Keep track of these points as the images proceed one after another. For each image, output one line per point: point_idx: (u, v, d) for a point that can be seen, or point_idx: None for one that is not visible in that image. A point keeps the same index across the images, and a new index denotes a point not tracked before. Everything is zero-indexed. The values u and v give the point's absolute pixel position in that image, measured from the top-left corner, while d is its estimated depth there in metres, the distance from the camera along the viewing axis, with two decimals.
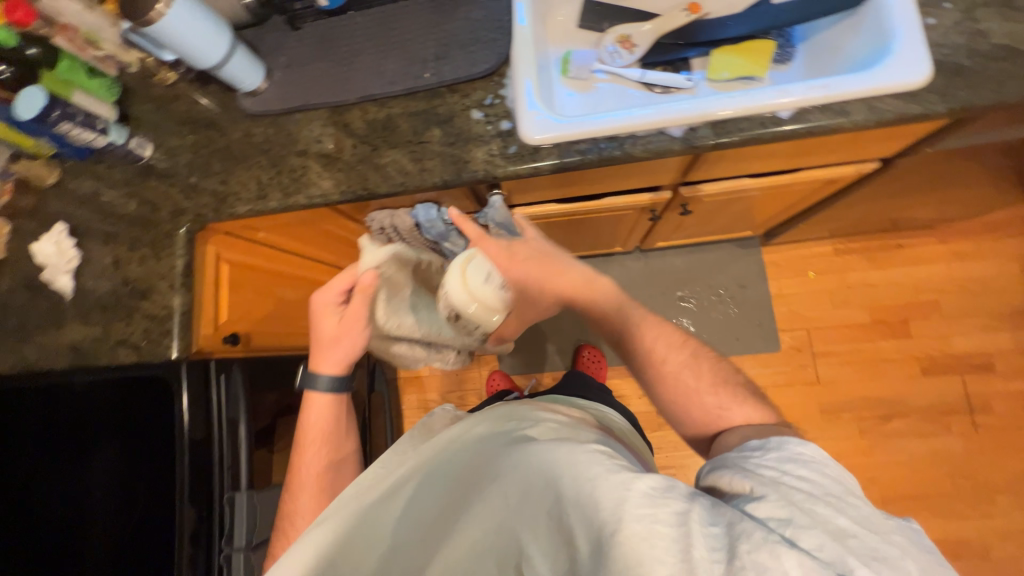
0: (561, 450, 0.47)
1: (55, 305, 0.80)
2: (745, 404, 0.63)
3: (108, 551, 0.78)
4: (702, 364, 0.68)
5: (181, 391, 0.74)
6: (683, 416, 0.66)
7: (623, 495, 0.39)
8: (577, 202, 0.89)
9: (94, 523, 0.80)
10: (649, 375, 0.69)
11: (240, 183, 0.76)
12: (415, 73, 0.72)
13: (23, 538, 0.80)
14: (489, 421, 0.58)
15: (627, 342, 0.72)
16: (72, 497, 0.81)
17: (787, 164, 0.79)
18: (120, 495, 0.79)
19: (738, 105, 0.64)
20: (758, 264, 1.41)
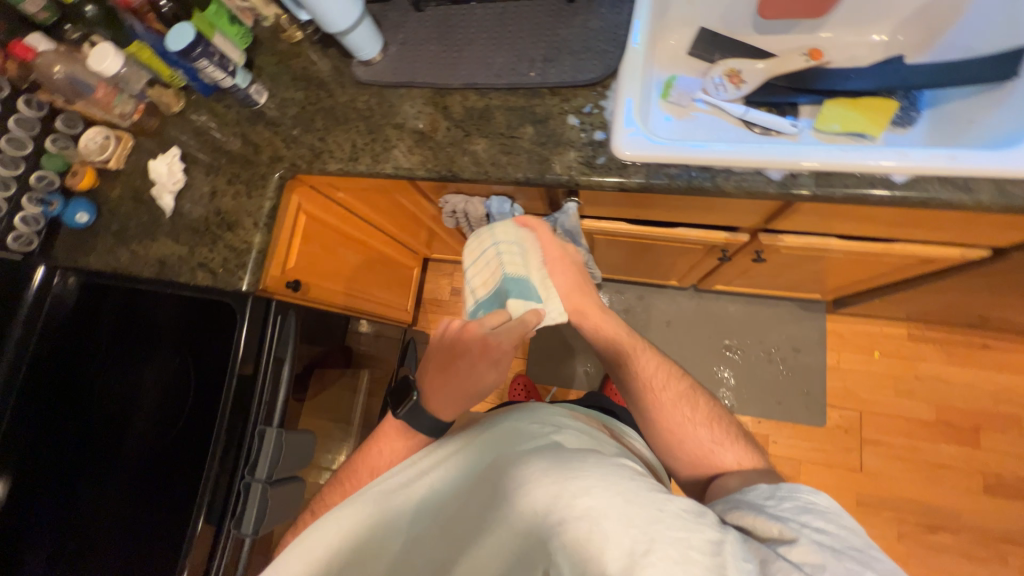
0: (590, 460, 0.46)
1: (154, 219, 0.88)
2: (740, 445, 0.59)
3: (139, 453, 0.82)
4: (699, 397, 0.64)
5: (244, 320, 0.80)
6: (676, 450, 0.61)
7: (654, 514, 0.40)
8: (647, 226, 0.87)
9: (133, 424, 0.84)
10: (645, 402, 0.64)
11: (336, 143, 0.81)
12: (521, 70, 0.74)
13: (75, 420, 0.86)
14: (517, 417, 0.56)
15: (626, 363, 0.67)
16: (122, 395, 0.86)
17: (884, 232, 0.74)
18: (165, 403, 0.84)
19: (849, 159, 0.60)
20: (819, 330, 1.33)
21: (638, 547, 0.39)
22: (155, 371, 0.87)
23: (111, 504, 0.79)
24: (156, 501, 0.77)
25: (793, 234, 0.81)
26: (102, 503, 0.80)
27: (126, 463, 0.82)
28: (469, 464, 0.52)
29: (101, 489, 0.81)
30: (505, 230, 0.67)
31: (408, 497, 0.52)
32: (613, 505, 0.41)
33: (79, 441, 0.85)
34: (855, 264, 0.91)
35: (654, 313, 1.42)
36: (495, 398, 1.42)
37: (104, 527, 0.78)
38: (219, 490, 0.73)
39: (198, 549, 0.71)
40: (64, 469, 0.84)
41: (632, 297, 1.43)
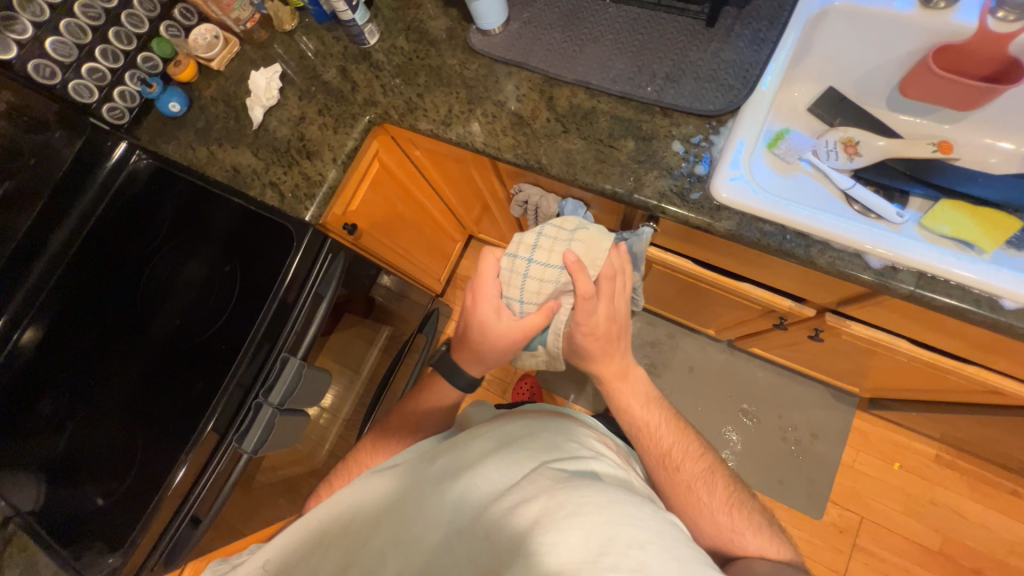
0: (641, 506, 0.41)
1: (240, 128, 0.89)
2: (761, 533, 0.57)
3: (158, 342, 0.82)
4: (718, 478, 0.61)
5: (299, 247, 0.81)
6: (692, 532, 0.60)
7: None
8: (712, 272, 0.84)
9: (159, 311, 0.84)
10: (659, 479, 0.62)
11: (432, 103, 0.80)
12: (638, 82, 0.72)
13: (106, 293, 0.86)
14: (556, 436, 0.52)
15: (642, 438, 0.64)
16: (160, 284, 0.86)
17: (963, 351, 0.70)
18: (196, 301, 0.84)
19: (960, 267, 0.57)
20: (843, 423, 1.28)
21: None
22: (199, 272, 0.86)
23: (128, 388, 0.79)
24: (171, 397, 0.78)
25: (863, 324, 0.77)
26: (119, 385, 0.80)
27: (147, 353, 0.81)
28: (499, 467, 0.46)
29: (120, 370, 0.81)
30: (539, 285, 0.62)
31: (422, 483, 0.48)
32: (670, 569, 0.35)
33: (108, 316, 0.84)
34: (913, 373, 0.86)
35: (680, 356, 1.38)
36: (500, 390, 1.42)
37: (118, 405, 0.78)
38: (231, 403, 0.74)
39: (199, 452, 0.72)
40: (85, 339, 0.83)
41: (662, 334, 1.40)
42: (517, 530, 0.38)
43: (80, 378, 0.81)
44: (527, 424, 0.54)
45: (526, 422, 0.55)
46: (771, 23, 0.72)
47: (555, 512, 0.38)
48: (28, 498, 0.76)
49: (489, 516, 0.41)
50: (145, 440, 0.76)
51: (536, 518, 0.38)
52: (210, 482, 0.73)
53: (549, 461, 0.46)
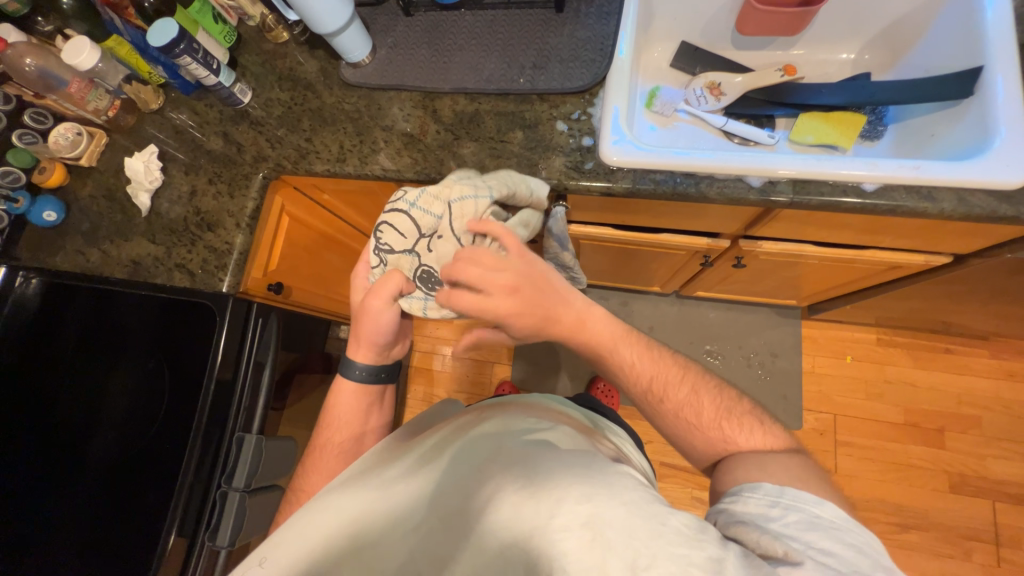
0: (594, 464, 0.45)
1: (130, 219, 0.84)
2: (753, 431, 0.55)
3: (100, 464, 0.76)
4: (704, 394, 0.59)
5: (223, 321, 0.77)
6: (691, 452, 0.59)
7: (656, 529, 0.39)
8: (633, 232, 0.89)
9: (93, 431, 0.78)
10: (648, 410, 0.61)
11: (322, 143, 0.80)
12: (511, 76, 0.75)
13: (23, 430, 0.78)
14: (516, 416, 0.54)
15: (625, 377, 0.62)
16: (81, 402, 0.80)
17: (855, 239, 0.78)
18: (129, 408, 0.79)
19: (821, 167, 0.63)
20: (794, 335, 1.37)
21: (641, 561, 0.38)
22: (124, 378, 0.80)
23: (75, 521, 0.73)
24: (126, 514, 0.73)
25: (772, 241, 0.84)
26: (64, 520, 0.74)
27: (90, 478, 0.75)
28: (461, 448, 0.50)
29: (64, 507, 0.74)
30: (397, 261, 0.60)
31: (397, 487, 0.49)
32: (617, 515, 0.40)
33: (31, 454, 0.77)
34: (829, 271, 0.95)
35: (638, 319, 1.44)
36: None
37: (70, 542, 0.72)
38: (192, 501, 0.70)
39: (170, 563, 0.68)
40: (5, 487, 0.75)
41: (616, 303, 1.46)
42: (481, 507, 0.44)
43: (11, 530, 0.73)
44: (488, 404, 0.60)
45: (489, 410, 0.57)
46: None
47: (511, 488, 0.44)
48: None
49: (462, 503, 0.46)
50: (110, 569, 0.71)
51: (496, 497, 0.44)
52: None
53: (507, 438, 0.50)
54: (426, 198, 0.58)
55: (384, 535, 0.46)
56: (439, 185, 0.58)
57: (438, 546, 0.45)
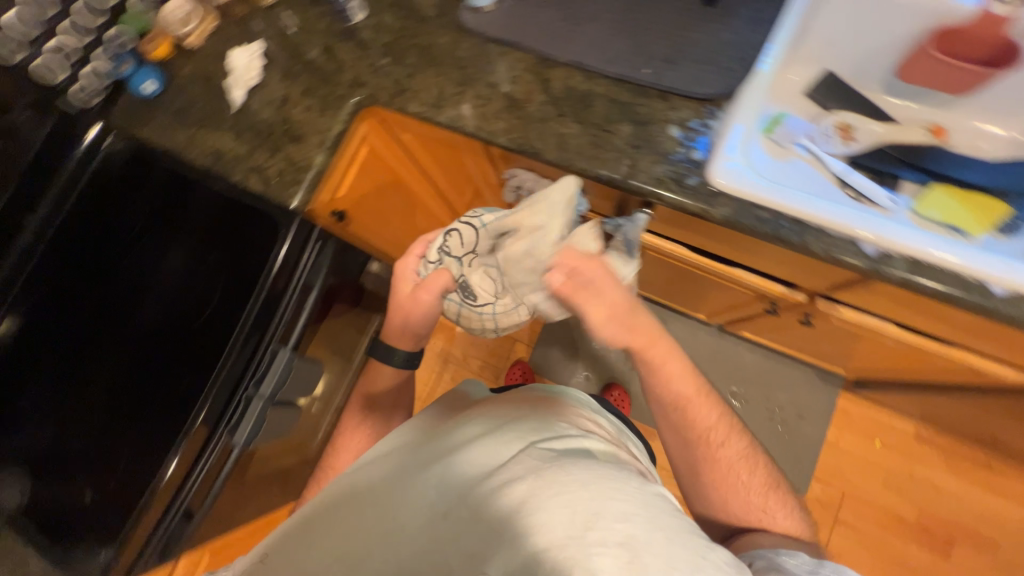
0: (628, 483, 0.47)
1: (220, 109, 0.85)
2: (790, 514, 0.61)
3: (145, 334, 0.81)
4: (756, 459, 0.64)
5: (287, 235, 0.78)
6: (721, 505, 0.63)
7: (696, 560, 0.41)
8: (706, 259, 0.84)
9: (144, 301, 0.82)
10: (699, 457, 0.64)
11: (422, 84, 0.77)
12: (635, 64, 0.70)
13: (92, 284, 0.85)
14: (545, 425, 0.56)
15: (689, 415, 0.63)
16: (140, 272, 0.84)
17: (949, 334, 0.71)
18: (181, 290, 0.82)
19: (954, 253, 0.58)
20: (827, 403, 1.31)
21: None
22: (182, 261, 0.84)
23: (115, 377, 0.79)
24: (157, 388, 0.77)
25: (853, 309, 0.78)
26: (108, 375, 0.79)
27: (134, 345, 0.80)
28: (489, 447, 0.53)
29: (108, 361, 0.80)
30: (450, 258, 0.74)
31: (425, 487, 0.52)
32: (654, 540, 0.42)
33: (94, 306, 0.84)
34: (898, 355, 0.88)
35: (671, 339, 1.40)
36: (493, 375, 1.43)
37: (105, 396, 0.78)
38: (221, 394, 0.73)
39: (190, 445, 0.72)
40: (75, 330, 0.83)
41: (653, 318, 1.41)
42: (511, 509, 0.45)
43: (68, 370, 0.81)
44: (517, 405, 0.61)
45: (515, 414, 0.59)
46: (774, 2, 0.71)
47: (544, 493, 0.45)
48: (14, 495, 0.77)
49: (487, 504, 0.46)
50: (133, 431, 0.76)
51: (525, 502, 0.45)
52: (200, 479, 0.73)
53: (536, 444, 0.52)
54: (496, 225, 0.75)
55: (409, 529, 0.49)
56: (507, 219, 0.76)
57: (466, 543, 0.45)
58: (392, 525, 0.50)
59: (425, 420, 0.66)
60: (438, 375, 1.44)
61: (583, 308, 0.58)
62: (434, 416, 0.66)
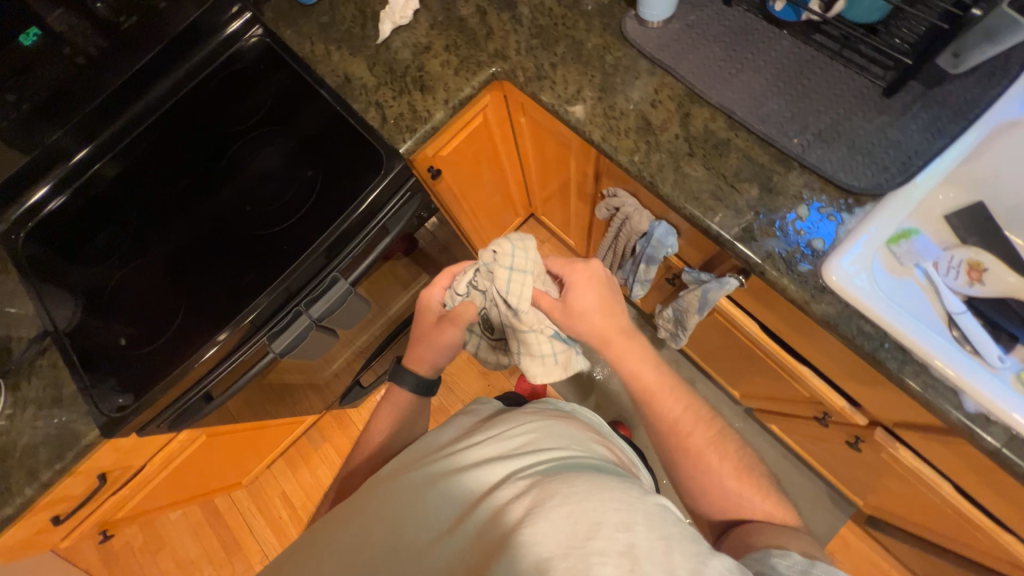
0: (632, 493, 0.46)
1: (363, 37, 0.86)
2: (769, 498, 0.61)
3: (226, 212, 0.86)
4: (729, 444, 0.65)
5: (385, 176, 0.79)
6: (700, 500, 0.64)
7: (699, 567, 0.40)
8: (775, 344, 0.81)
9: (236, 181, 0.88)
10: (670, 446, 0.65)
11: (563, 77, 0.76)
12: (785, 129, 0.67)
13: (195, 150, 0.90)
14: (554, 443, 0.56)
15: (653, 403, 0.67)
16: (240, 163, 0.89)
17: (1012, 518, 0.65)
18: (270, 184, 0.87)
19: None
20: (830, 527, 1.24)
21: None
22: (278, 156, 0.87)
23: (188, 238, 0.85)
24: (220, 265, 0.82)
25: (913, 452, 0.73)
26: (184, 237, 0.85)
27: (215, 218, 0.86)
28: (494, 464, 0.53)
29: (188, 223, 0.86)
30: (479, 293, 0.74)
31: (429, 495, 0.52)
32: (655, 549, 0.41)
33: (191, 171, 0.89)
34: (934, 513, 0.83)
35: None
36: (509, 371, 1.43)
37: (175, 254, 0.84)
38: (277, 299, 0.76)
39: (234, 335, 0.74)
40: (167, 186, 0.88)
41: (684, 376, 1.38)
42: (512, 521, 0.44)
43: (152, 220, 0.86)
44: (527, 422, 0.62)
45: (523, 428, 0.59)
46: (956, 114, 0.66)
47: (545, 504, 0.44)
48: (63, 317, 0.79)
49: (489, 518, 0.46)
50: (186, 295, 0.80)
51: (527, 512, 0.44)
52: (234, 366, 0.76)
53: (541, 463, 0.52)
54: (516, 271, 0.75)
55: (412, 538, 0.48)
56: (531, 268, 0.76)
57: (472, 559, 0.44)
58: (395, 531, 0.49)
59: (442, 429, 0.66)
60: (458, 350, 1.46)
61: (573, 298, 0.68)
62: (452, 426, 0.67)
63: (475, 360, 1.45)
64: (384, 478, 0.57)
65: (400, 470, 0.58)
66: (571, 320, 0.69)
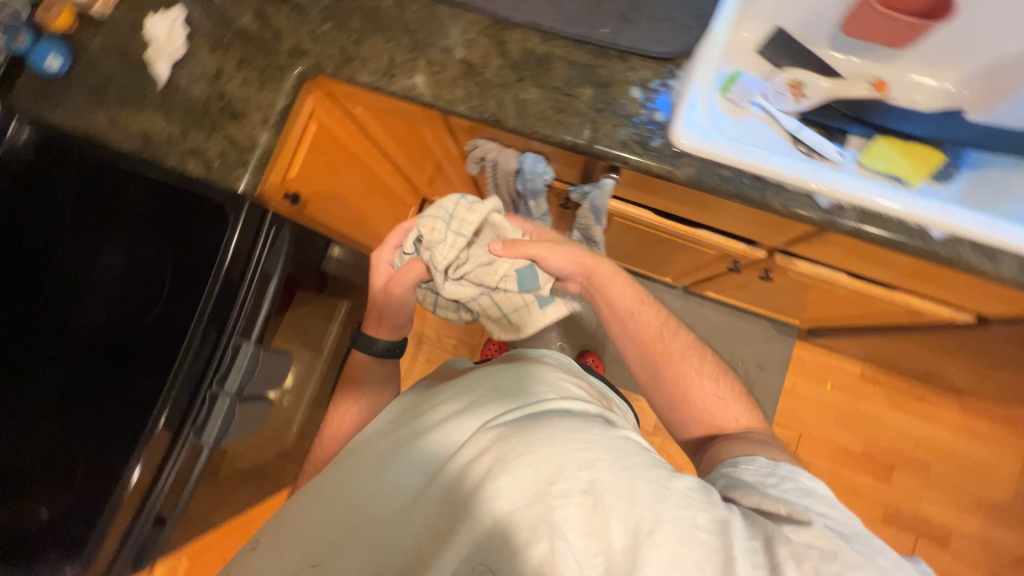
0: (594, 432, 0.49)
1: (143, 87, 0.76)
2: (741, 401, 0.68)
3: (82, 343, 0.71)
4: (707, 354, 0.72)
5: (237, 222, 0.73)
6: (680, 407, 0.68)
7: (662, 492, 0.43)
8: (672, 221, 0.86)
9: (78, 305, 0.72)
10: (652, 358, 0.71)
11: (371, 51, 0.72)
12: (592, 24, 0.69)
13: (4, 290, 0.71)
14: (516, 397, 0.58)
15: (637, 321, 0.73)
16: (71, 282, 0.72)
17: (892, 278, 0.76)
18: (119, 289, 0.72)
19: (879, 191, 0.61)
20: (785, 353, 1.40)
21: (645, 526, 0.40)
22: (117, 256, 0.73)
23: (48, 394, 0.69)
24: (103, 401, 0.69)
25: (808, 261, 0.82)
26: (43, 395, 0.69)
27: (70, 357, 0.70)
28: (461, 430, 0.55)
29: (39, 376, 0.69)
30: (430, 246, 0.76)
31: (396, 472, 0.53)
32: (616, 482, 0.43)
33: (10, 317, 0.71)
34: (845, 302, 0.95)
35: None
36: (469, 353, 1.43)
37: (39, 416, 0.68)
38: (181, 397, 0.68)
39: (152, 452, 0.67)
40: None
41: None
42: (475, 479, 0.46)
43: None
44: (488, 382, 0.63)
45: (486, 391, 0.61)
46: None
47: (510, 457, 0.46)
48: None
49: (454, 480, 0.48)
50: (83, 452, 0.68)
51: (490, 467, 0.46)
52: (172, 479, 0.69)
53: (506, 416, 0.54)
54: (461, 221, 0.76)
55: (378, 511, 0.50)
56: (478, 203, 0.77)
57: (433, 523, 0.46)
58: (361, 506, 0.51)
59: (406, 402, 0.68)
60: (413, 356, 1.43)
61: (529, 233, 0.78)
62: (413, 398, 0.68)
63: (433, 358, 1.43)
64: (352, 459, 0.59)
65: (365, 449, 0.60)
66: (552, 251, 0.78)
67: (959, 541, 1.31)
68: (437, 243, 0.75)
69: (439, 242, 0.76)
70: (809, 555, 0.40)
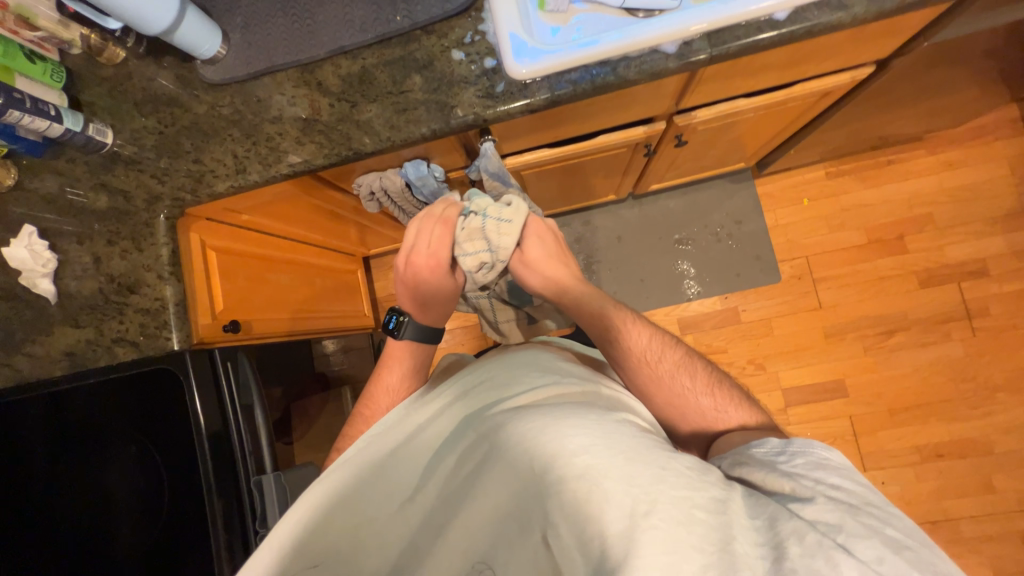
0: (592, 417, 0.52)
1: (39, 312, 0.75)
2: (742, 406, 0.65)
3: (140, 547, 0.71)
4: (697, 364, 0.70)
5: (189, 381, 0.71)
6: (679, 420, 0.67)
7: (660, 473, 0.45)
8: (571, 144, 0.85)
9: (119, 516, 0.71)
10: (643, 378, 0.69)
11: (214, 159, 0.72)
12: (385, 18, 0.67)
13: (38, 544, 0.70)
14: (523, 388, 0.61)
15: (623, 341, 0.71)
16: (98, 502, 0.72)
17: (784, 76, 0.76)
18: (143, 485, 0.72)
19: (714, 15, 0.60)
20: (752, 197, 1.40)
21: (641, 508, 0.42)
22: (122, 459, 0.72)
23: None
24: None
25: (706, 106, 0.82)
26: None
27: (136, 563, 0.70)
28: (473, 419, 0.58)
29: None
30: (472, 264, 0.76)
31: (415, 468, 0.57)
32: (613, 461, 0.46)
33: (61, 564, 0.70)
34: (765, 121, 0.95)
35: (605, 232, 1.43)
36: None
37: None
38: (235, 553, 0.68)
39: None
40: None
41: (579, 225, 1.44)
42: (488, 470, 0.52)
43: None
44: (487, 372, 0.66)
45: (492, 383, 0.64)
46: None
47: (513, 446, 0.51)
48: None
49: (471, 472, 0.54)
50: None
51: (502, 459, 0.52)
52: None
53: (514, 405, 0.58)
54: (503, 242, 0.75)
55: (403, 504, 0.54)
56: (512, 219, 0.75)
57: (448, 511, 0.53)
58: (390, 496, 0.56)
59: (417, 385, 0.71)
60: None
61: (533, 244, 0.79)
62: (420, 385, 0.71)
63: None
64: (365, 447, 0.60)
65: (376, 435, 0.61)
66: (529, 269, 0.79)
67: (995, 264, 1.32)
68: (482, 264, 0.77)
69: (482, 261, 0.76)
70: (811, 528, 0.40)
